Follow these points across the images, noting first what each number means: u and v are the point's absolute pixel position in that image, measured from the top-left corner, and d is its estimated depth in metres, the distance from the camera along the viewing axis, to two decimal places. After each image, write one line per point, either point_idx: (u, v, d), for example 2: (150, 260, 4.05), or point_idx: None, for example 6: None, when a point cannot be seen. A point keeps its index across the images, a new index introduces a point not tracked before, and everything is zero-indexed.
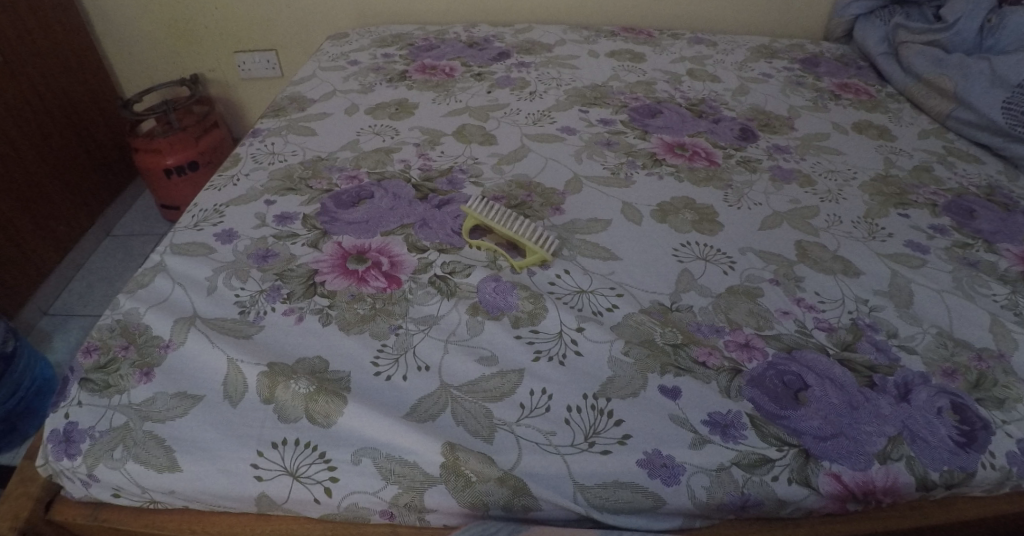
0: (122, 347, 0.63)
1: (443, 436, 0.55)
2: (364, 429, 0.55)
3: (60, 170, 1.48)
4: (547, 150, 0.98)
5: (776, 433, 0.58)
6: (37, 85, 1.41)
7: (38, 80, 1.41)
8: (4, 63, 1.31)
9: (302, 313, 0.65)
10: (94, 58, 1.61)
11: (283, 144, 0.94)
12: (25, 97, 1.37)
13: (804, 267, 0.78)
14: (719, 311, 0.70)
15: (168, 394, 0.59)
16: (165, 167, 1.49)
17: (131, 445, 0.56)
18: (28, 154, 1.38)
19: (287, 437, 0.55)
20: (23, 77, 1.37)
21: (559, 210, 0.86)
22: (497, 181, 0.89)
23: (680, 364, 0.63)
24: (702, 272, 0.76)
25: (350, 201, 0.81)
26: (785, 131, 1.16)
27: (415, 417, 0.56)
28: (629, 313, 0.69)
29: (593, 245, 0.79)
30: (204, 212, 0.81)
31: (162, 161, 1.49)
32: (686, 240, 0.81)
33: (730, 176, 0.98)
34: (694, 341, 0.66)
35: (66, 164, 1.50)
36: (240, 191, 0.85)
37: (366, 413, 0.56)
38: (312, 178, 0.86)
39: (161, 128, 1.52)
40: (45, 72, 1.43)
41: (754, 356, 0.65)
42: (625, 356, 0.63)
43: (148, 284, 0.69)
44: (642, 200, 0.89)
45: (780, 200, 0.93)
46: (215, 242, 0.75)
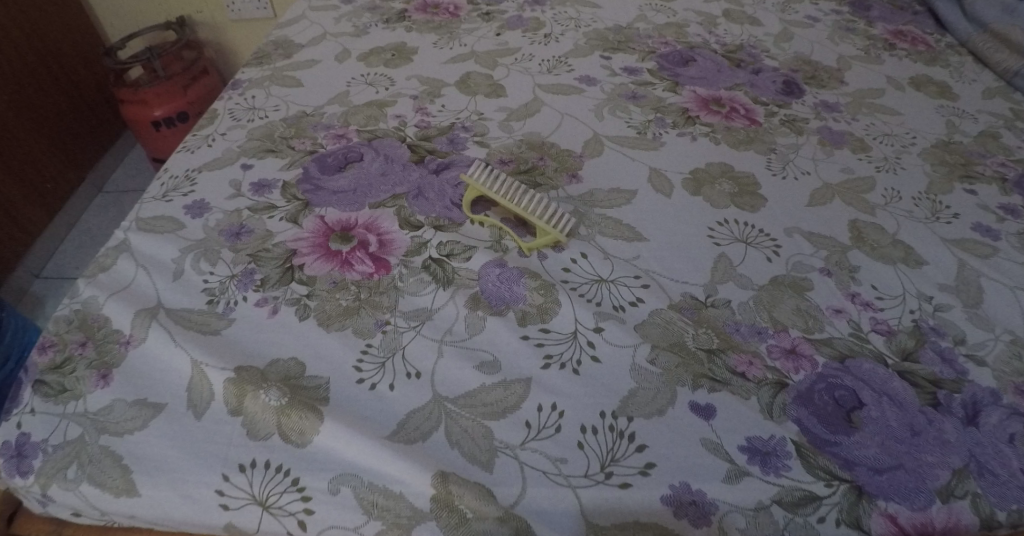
0: (78, 345, 0.55)
1: (434, 462, 0.47)
2: (345, 452, 0.48)
3: (42, 124, 1.37)
4: (564, 105, 0.85)
5: (825, 465, 0.50)
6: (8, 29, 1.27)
7: (10, 25, 1.27)
8: None
9: (277, 304, 0.57)
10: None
11: (264, 98, 0.82)
12: None
13: (859, 254, 0.68)
14: (761, 307, 0.60)
15: (127, 402, 0.51)
16: (154, 119, 1.37)
17: (86, 463, 0.49)
18: (6, 111, 1.27)
19: (259, 458, 0.48)
20: None
21: (576, 178, 0.75)
22: (505, 141, 0.78)
23: (715, 374, 0.53)
24: (742, 258, 0.65)
25: (336, 165, 0.71)
26: (834, 86, 1.03)
27: (402, 436, 0.48)
28: (656, 309, 0.58)
29: (615, 223, 0.69)
30: (174, 178, 0.71)
31: (150, 113, 1.37)
32: (723, 217, 0.70)
33: (774, 138, 0.86)
34: (732, 345, 0.56)
35: (48, 118, 1.39)
36: (215, 153, 0.74)
37: (347, 433, 0.48)
38: (295, 138, 0.75)
39: (146, 76, 1.38)
40: (18, 16, 1.29)
41: (802, 366, 0.56)
42: (651, 364, 0.53)
43: (108, 267, 0.61)
44: (672, 166, 0.78)
45: (831, 170, 0.81)
46: (185, 215, 0.66)
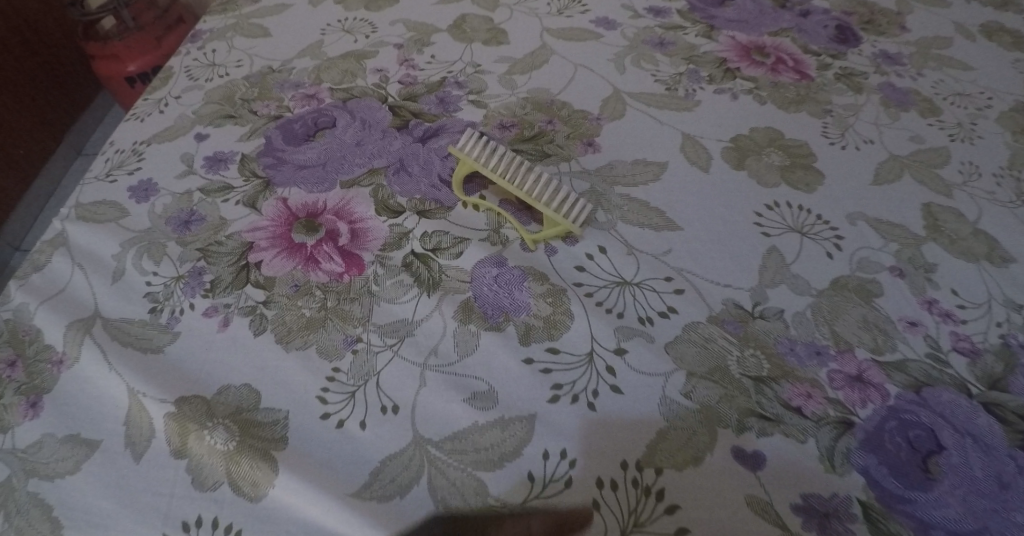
0: (6, 364, 0.46)
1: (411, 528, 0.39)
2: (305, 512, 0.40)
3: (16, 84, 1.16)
4: (577, 54, 0.71)
5: (896, 530, 0.41)
6: None
7: None
8: None
9: (228, 314, 0.48)
10: None
11: (226, 51, 0.70)
12: None
13: (936, 248, 0.57)
14: (821, 320, 0.50)
15: (58, 439, 0.44)
16: (129, 76, 1.15)
17: (13, 514, 0.41)
18: None
19: (206, 513, 0.40)
20: None
21: (593, 146, 0.62)
22: (506, 100, 0.65)
23: (764, 410, 0.44)
24: (796, 253, 0.54)
25: (304, 134, 0.59)
26: (895, 32, 0.87)
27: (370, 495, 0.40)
28: (691, 322, 0.48)
29: (641, 206, 0.56)
30: (120, 152, 0.60)
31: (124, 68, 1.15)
32: (773, 198, 0.58)
33: (828, 97, 0.73)
34: (785, 372, 0.46)
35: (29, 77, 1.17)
36: (167, 120, 0.63)
37: (307, 491, 0.40)
38: (258, 101, 0.64)
39: (117, 30, 1.16)
40: None
41: (870, 398, 0.46)
42: (685, 398, 0.44)
43: (42, 266, 0.51)
44: (709, 131, 0.65)
45: (897, 139, 0.69)
46: (129, 199, 0.56)
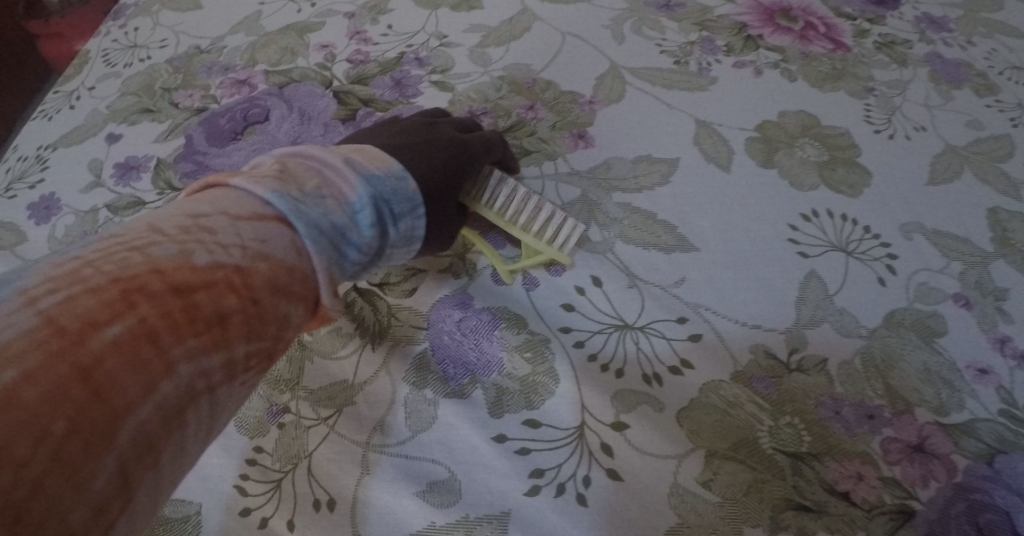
0: None
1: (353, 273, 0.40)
2: None
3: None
4: (565, 19, 0.58)
5: None
6: None
7: None
8: None
9: None
10: None
11: (148, 29, 0.58)
12: None
13: (1008, 267, 0.46)
14: (870, 369, 0.40)
15: None
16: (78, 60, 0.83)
17: None
18: None
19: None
20: None
21: (586, 139, 0.50)
22: (480, 81, 0.53)
23: (802, 501, 0.34)
24: (840, 280, 0.43)
25: (230, 129, 0.48)
26: None
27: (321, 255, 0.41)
28: (710, 380, 0.38)
29: (646, 218, 0.46)
30: (23, 161, 0.51)
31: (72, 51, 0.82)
32: (809, 206, 0.47)
33: (869, 71, 0.60)
34: (828, 444, 0.37)
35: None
36: (77, 118, 0.53)
37: None
38: (180, 90, 0.52)
39: None
40: None
41: (933, 476, 0.37)
42: (703, 488, 0.34)
43: None
44: (730, 119, 0.53)
45: (953, 124, 0.57)
46: (27, 220, 0.46)
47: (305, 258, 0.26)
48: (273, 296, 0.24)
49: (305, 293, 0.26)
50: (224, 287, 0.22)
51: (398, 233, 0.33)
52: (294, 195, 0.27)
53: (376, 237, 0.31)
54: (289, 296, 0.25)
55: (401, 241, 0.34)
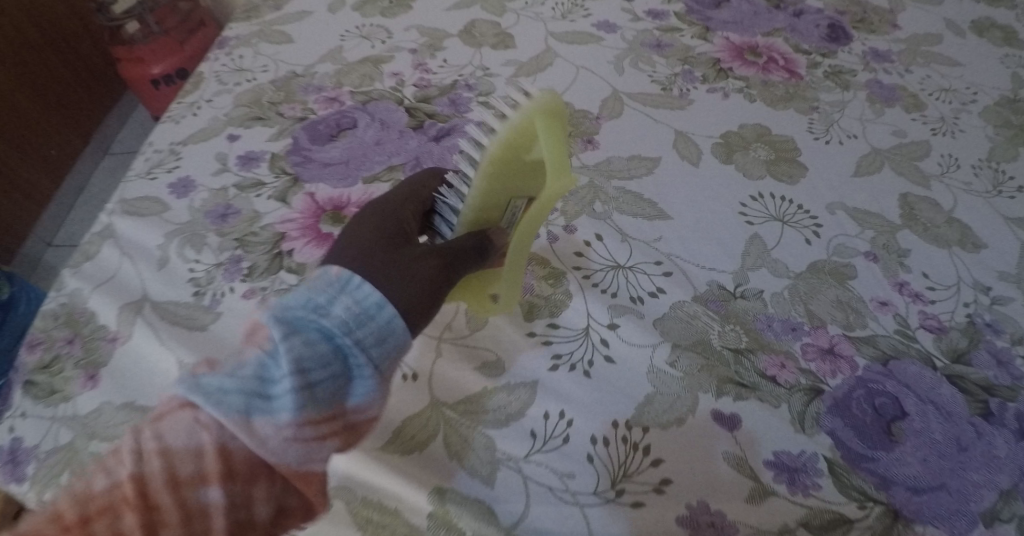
0: (65, 342, 0.52)
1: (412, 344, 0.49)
2: None
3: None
4: (578, 56, 0.76)
5: (859, 485, 0.45)
6: None
7: None
8: None
9: (265, 296, 0.54)
10: None
11: (252, 58, 0.75)
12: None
13: (910, 235, 0.61)
14: (797, 299, 0.54)
15: (115, 406, 0.49)
16: (152, 77, 1.23)
17: (76, 473, 0.46)
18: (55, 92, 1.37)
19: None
20: None
21: (593, 144, 0.67)
22: (514, 101, 0.70)
23: (741, 379, 0.49)
24: (778, 240, 0.59)
25: (328, 132, 0.65)
26: (886, 30, 0.91)
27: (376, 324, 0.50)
28: (678, 301, 0.53)
29: (636, 198, 0.61)
30: (159, 153, 0.67)
31: (148, 71, 1.23)
32: (759, 191, 0.63)
33: (816, 95, 0.77)
34: (761, 345, 0.51)
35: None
36: (200, 123, 0.69)
37: None
38: (284, 104, 0.69)
39: (141, 32, 1.23)
40: None
41: (840, 370, 0.50)
42: (670, 367, 0.49)
43: (93, 255, 0.58)
44: (702, 129, 0.69)
45: (880, 134, 0.72)
46: (170, 195, 0.62)
47: (210, 436, 0.33)
48: (169, 493, 0.33)
49: (215, 471, 0.33)
50: (114, 513, 0.32)
51: (346, 317, 0.37)
52: (200, 376, 0.34)
53: (314, 347, 0.36)
54: (201, 486, 0.33)
55: (357, 331, 0.37)
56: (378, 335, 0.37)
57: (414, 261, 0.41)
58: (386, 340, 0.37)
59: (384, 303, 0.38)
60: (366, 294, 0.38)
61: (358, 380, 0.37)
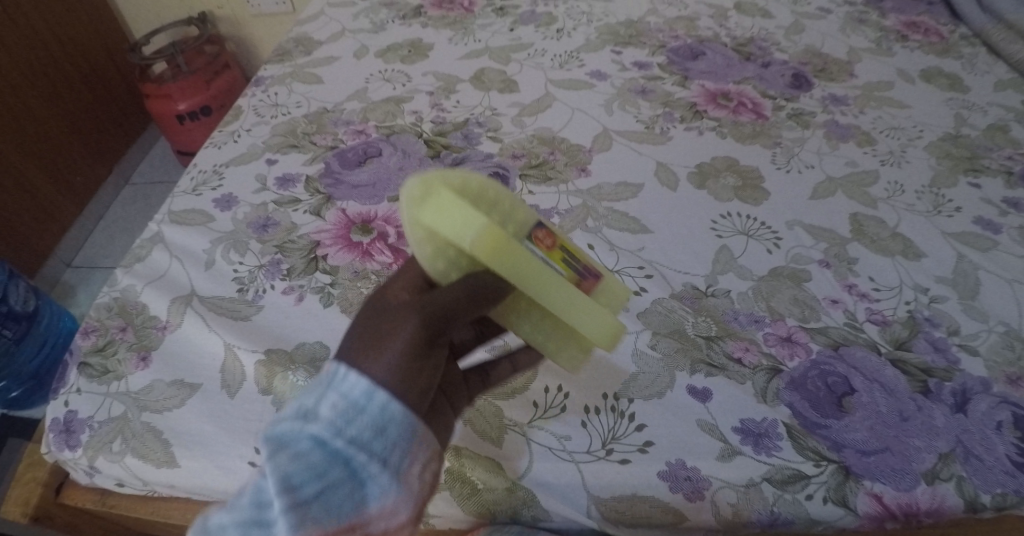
0: (118, 329, 0.62)
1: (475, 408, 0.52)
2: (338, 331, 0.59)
3: (19, 108, 1.31)
4: (574, 100, 0.87)
5: (814, 447, 0.52)
6: (64, 43, 1.44)
7: (64, 37, 1.43)
8: (49, 34, 1.39)
9: (302, 292, 0.62)
10: (110, 15, 1.59)
11: (286, 95, 0.86)
12: (42, 67, 1.38)
13: (858, 246, 0.70)
14: (760, 297, 0.63)
15: (165, 383, 0.57)
16: (178, 112, 1.45)
17: (130, 438, 0.55)
18: (95, 124, 1.54)
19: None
20: (43, 32, 1.38)
21: (585, 172, 0.76)
22: (518, 136, 0.80)
23: (712, 360, 0.57)
24: (744, 250, 0.68)
25: (356, 160, 0.75)
26: (844, 79, 1.00)
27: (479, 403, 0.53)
28: (658, 298, 0.61)
29: (622, 215, 0.71)
30: (203, 173, 0.76)
31: (174, 106, 1.44)
32: (727, 210, 0.73)
33: (779, 132, 0.88)
34: (729, 333, 0.59)
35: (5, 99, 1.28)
36: (240, 149, 0.79)
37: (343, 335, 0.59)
38: (317, 135, 0.79)
39: (171, 72, 1.45)
40: (56, 29, 1.41)
41: (797, 354, 0.58)
42: (651, 350, 0.57)
43: (144, 258, 0.68)
44: (679, 160, 0.80)
45: (835, 164, 0.83)
46: (214, 208, 0.72)
47: None
48: None
49: None
50: None
51: (335, 415, 0.37)
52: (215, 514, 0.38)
53: (308, 460, 0.37)
54: None
55: (351, 429, 0.37)
56: (373, 427, 0.37)
57: (396, 331, 0.40)
58: (384, 427, 0.38)
59: (372, 390, 0.38)
60: (350, 388, 0.38)
61: (365, 482, 0.37)
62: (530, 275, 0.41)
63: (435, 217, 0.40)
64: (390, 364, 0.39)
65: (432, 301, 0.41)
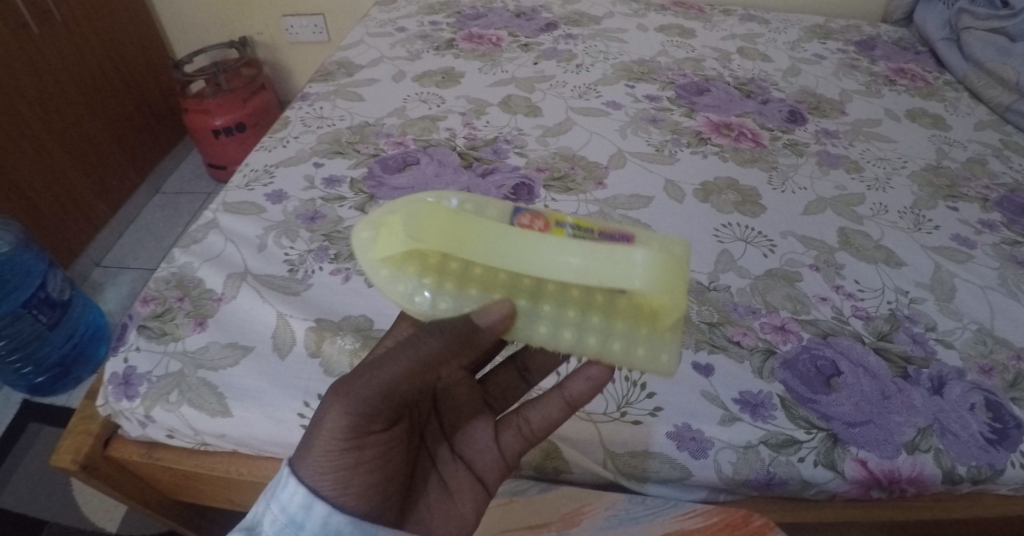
0: (177, 299, 0.69)
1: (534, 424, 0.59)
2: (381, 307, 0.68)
3: (71, 114, 1.43)
4: (592, 124, 0.95)
5: (805, 416, 0.59)
6: (115, 60, 1.57)
7: (115, 54, 1.57)
8: (102, 51, 1.53)
9: (348, 274, 0.71)
10: (157, 38, 1.73)
11: (331, 109, 0.96)
12: (94, 80, 1.50)
13: (846, 255, 0.77)
14: (756, 292, 0.70)
15: (220, 344, 0.65)
16: (214, 126, 1.55)
17: (185, 390, 0.63)
18: (135, 136, 1.65)
19: (317, 390, 0.62)
20: (98, 48, 1.51)
21: (602, 185, 0.84)
22: (542, 153, 0.89)
23: (714, 341, 0.64)
24: (742, 253, 0.76)
25: (396, 166, 0.84)
26: (836, 116, 1.05)
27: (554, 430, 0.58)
28: None
29: (634, 222, 0.79)
30: (255, 172, 0.85)
31: (211, 121, 1.55)
32: (728, 220, 0.81)
33: (776, 158, 0.94)
34: (729, 320, 0.66)
35: (56, 103, 1.38)
36: (289, 152, 0.88)
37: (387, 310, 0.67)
38: (360, 144, 0.89)
39: (211, 90, 1.57)
40: (109, 47, 1.55)
41: (789, 339, 0.65)
42: None
43: (200, 240, 0.76)
44: (685, 178, 0.87)
45: (826, 188, 0.88)
46: (266, 202, 0.80)
47: None
48: None
49: None
50: None
51: (276, 531, 0.45)
52: None
53: None
54: None
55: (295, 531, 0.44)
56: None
57: (323, 442, 0.45)
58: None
59: (308, 504, 0.44)
60: (288, 501, 0.45)
61: None
62: (497, 240, 0.42)
63: (382, 247, 0.45)
64: (327, 472, 0.45)
65: (360, 402, 0.45)
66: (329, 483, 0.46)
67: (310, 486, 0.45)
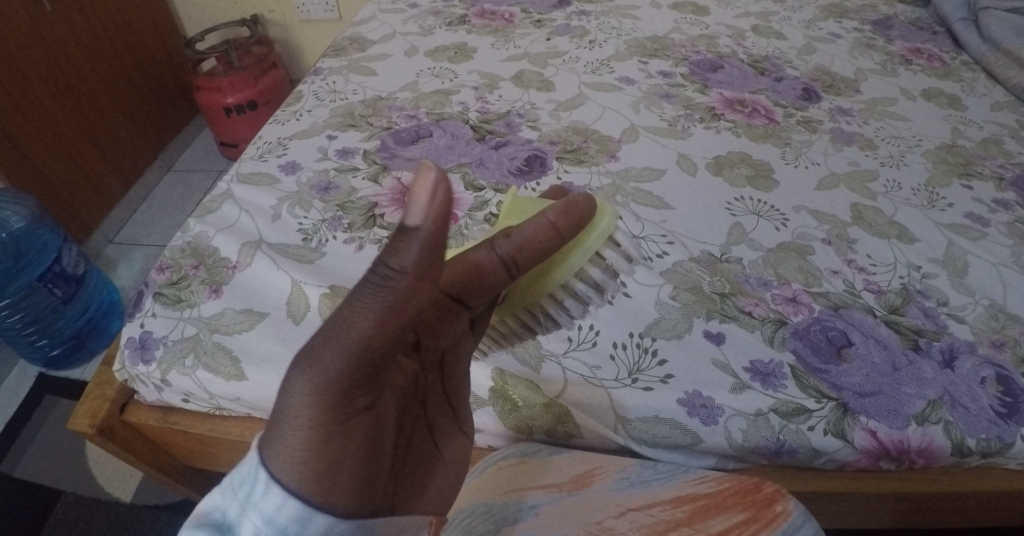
0: (192, 266, 0.70)
1: (549, 389, 0.61)
2: None
3: (83, 89, 1.43)
4: (605, 99, 0.95)
5: (816, 385, 0.60)
6: (126, 36, 1.57)
7: (126, 30, 1.57)
8: (114, 26, 1.53)
9: (362, 242, 0.72)
10: (168, 15, 1.73)
11: (344, 83, 0.96)
12: (105, 55, 1.50)
13: (858, 230, 0.77)
14: (768, 265, 0.71)
15: (236, 310, 0.66)
16: (225, 104, 1.56)
17: (201, 354, 0.64)
18: (147, 111, 1.66)
19: None
20: (110, 24, 1.51)
21: (615, 158, 0.84)
22: (554, 127, 0.89)
23: (726, 312, 0.65)
24: (754, 226, 0.76)
25: (409, 138, 0.85)
26: (850, 94, 1.04)
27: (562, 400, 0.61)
28: (679, 260, 0.70)
29: (647, 194, 0.79)
30: (268, 144, 0.85)
31: (223, 99, 1.55)
32: (741, 194, 0.80)
33: (790, 135, 0.93)
34: (741, 291, 0.68)
35: (67, 78, 1.38)
36: (302, 125, 0.88)
37: None
38: (372, 117, 0.89)
39: (223, 67, 1.57)
40: (121, 23, 1.55)
41: (800, 311, 0.66)
42: (672, 300, 0.66)
43: (215, 210, 0.76)
44: (698, 152, 0.87)
45: (839, 163, 0.89)
46: (280, 172, 0.81)
47: None
48: None
49: None
50: None
51: None
52: None
53: None
54: None
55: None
56: None
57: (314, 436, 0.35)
58: None
59: (305, 518, 0.35)
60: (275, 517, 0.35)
61: None
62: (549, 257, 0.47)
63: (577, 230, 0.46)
64: (311, 471, 0.36)
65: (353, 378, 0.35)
66: (324, 488, 0.36)
67: (303, 497, 0.35)
